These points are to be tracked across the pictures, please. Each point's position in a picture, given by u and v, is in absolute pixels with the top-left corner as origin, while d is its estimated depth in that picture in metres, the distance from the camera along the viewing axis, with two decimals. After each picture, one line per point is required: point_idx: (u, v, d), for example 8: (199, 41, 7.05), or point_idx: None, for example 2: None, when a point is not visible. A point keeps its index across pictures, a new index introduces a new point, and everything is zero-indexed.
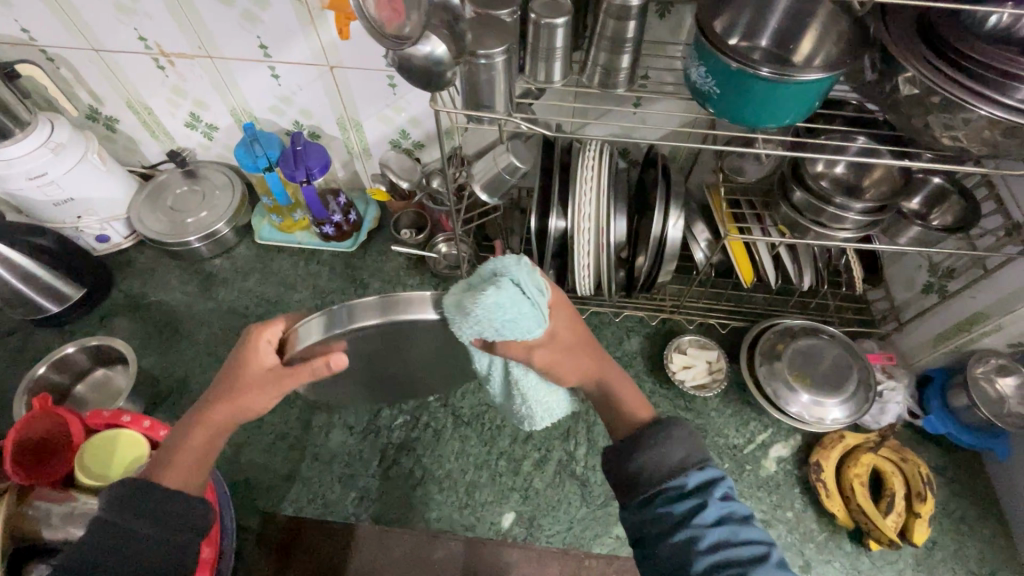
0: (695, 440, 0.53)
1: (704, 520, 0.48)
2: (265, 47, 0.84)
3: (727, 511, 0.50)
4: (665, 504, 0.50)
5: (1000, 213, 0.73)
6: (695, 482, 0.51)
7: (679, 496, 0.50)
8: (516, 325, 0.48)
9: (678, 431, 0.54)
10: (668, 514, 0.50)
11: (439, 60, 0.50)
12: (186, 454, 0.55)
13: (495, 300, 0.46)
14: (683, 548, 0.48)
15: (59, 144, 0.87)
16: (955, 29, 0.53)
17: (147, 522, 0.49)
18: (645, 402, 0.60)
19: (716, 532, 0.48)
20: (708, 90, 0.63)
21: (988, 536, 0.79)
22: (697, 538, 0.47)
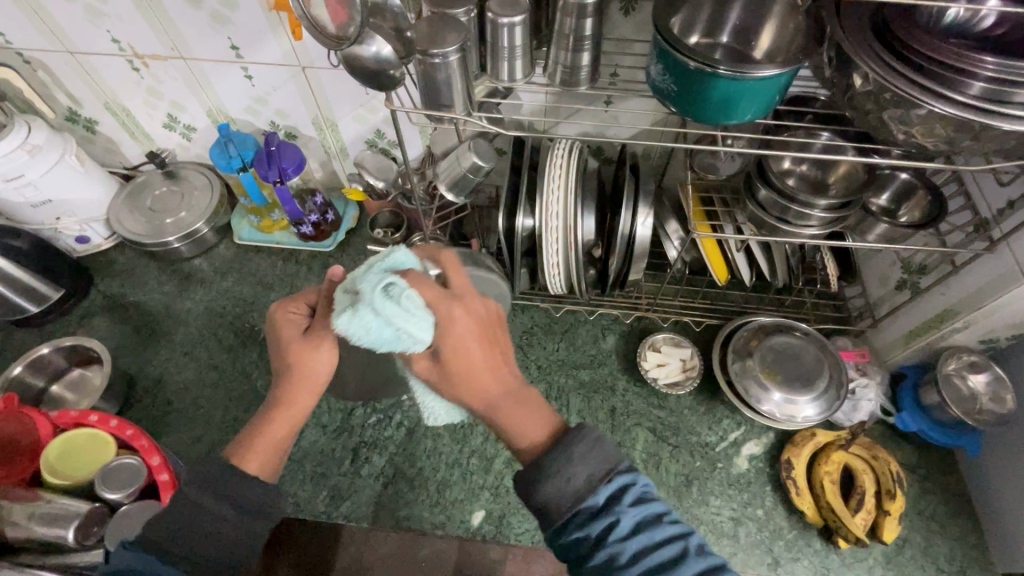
0: (603, 443, 0.48)
1: (619, 533, 0.45)
2: (236, 48, 0.85)
3: (642, 516, 0.46)
4: (580, 528, 0.46)
5: (968, 209, 0.73)
6: (603, 497, 0.47)
7: (593, 514, 0.46)
8: (388, 338, 0.49)
9: (582, 445, 0.48)
10: (584, 538, 0.46)
11: (387, 60, 0.54)
12: (266, 439, 0.55)
13: (353, 321, 0.48)
14: (606, 570, 0.44)
15: (36, 147, 0.87)
16: (906, 25, 0.52)
17: (228, 506, 0.49)
18: (543, 430, 0.52)
19: (634, 544, 0.44)
20: (666, 88, 0.63)
21: (959, 535, 0.78)
22: (617, 555, 0.44)
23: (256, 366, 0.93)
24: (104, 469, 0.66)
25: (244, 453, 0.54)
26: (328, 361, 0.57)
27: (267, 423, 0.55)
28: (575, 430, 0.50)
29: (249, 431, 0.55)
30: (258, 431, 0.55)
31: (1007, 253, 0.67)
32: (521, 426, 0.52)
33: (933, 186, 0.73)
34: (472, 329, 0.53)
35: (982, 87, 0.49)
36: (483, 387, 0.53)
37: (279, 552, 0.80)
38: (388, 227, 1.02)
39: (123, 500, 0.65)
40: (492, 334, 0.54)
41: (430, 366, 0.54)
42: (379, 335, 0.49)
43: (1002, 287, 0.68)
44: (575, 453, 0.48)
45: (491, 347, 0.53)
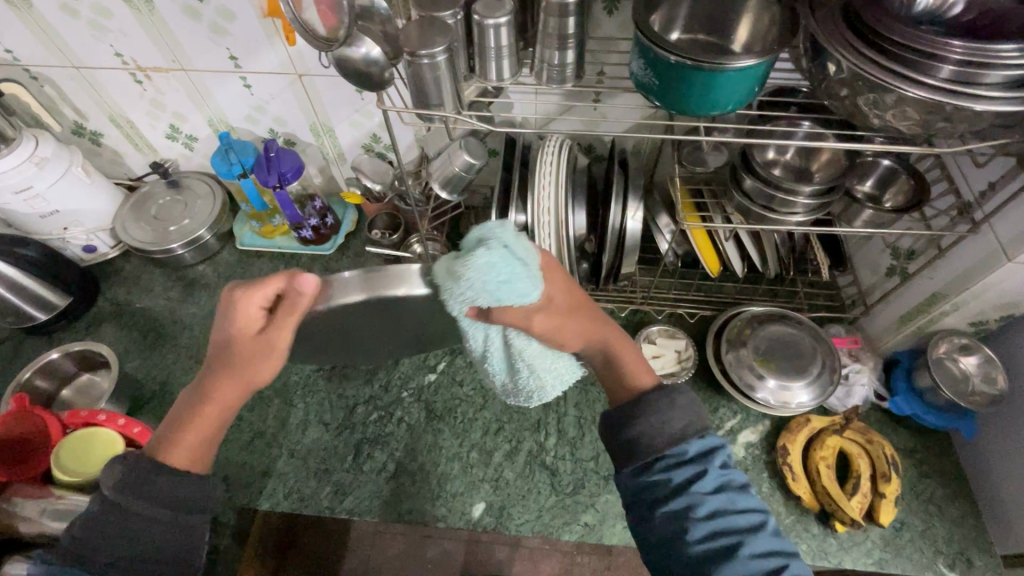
0: (700, 410, 0.57)
1: (706, 487, 0.53)
2: (235, 58, 0.87)
3: (725, 478, 0.54)
4: (664, 472, 0.54)
5: (952, 193, 0.75)
6: (696, 450, 0.55)
7: (683, 464, 0.54)
8: (512, 286, 0.49)
9: (681, 402, 0.57)
10: (667, 480, 0.53)
11: (376, 60, 0.57)
12: (190, 433, 0.56)
13: (481, 260, 0.48)
14: (681, 513, 0.52)
15: (43, 158, 0.90)
16: (876, 14, 0.54)
17: (158, 507, 0.53)
18: (650, 371, 0.62)
19: (715, 498, 0.52)
20: (648, 83, 0.64)
21: (957, 517, 0.79)
22: (695, 504, 0.52)
23: None
24: None
25: (169, 447, 0.56)
26: (271, 361, 0.55)
27: (192, 420, 0.56)
28: (672, 387, 0.59)
29: (180, 419, 0.56)
30: (189, 423, 0.56)
31: (989, 234, 0.68)
32: (635, 364, 0.61)
33: (915, 170, 0.75)
34: (556, 273, 0.57)
35: (951, 70, 0.51)
36: (589, 327, 0.60)
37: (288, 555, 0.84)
38: (386, 228, 1.05)
39: None
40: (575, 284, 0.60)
41: (547, 318, 0.56)
42: (501, 284, 0.49)
43: (987, 268, 0.69)
44: (673, 404, 0.57)
45: (581, 298, 0.60)
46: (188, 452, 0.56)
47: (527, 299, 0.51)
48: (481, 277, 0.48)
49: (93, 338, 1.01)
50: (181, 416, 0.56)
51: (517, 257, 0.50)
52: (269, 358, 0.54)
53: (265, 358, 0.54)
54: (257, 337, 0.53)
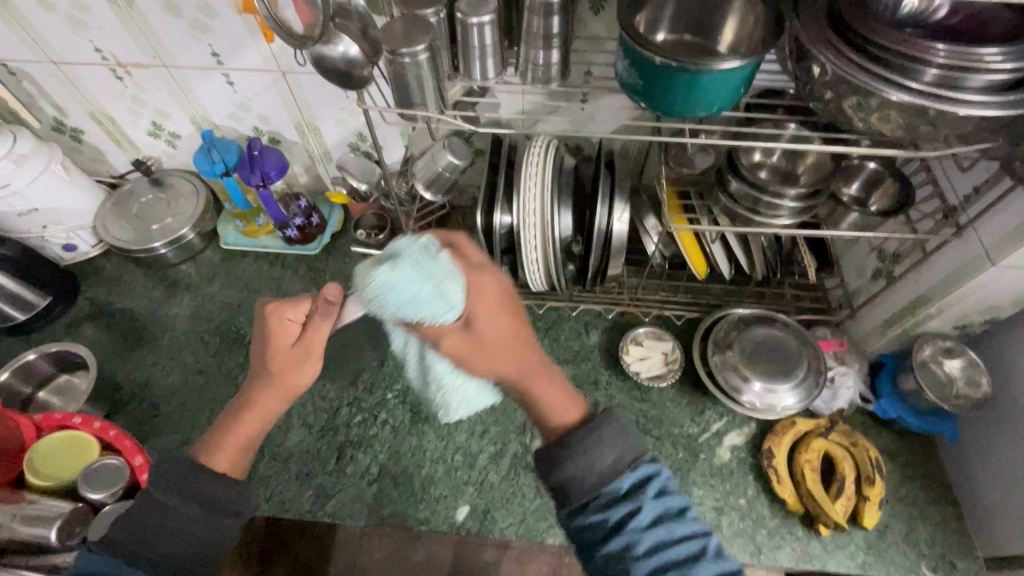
0: (626, 435, 0.53)
1: (642, 522, 0.50)
2: (217, 55, 0.86)
3: (662, 509, 0.51)
4: (599, 513, 0.51)
5: (937, 197, 0.75)
6: (628, 483, 0.51)
7: (616, 500, 0.51)
8: (420, 305, 0.49)
9: (609, 431, 0.53)
10: (602, 522, 0.50)
11: (353, 58, 0.57)
12: (231, 442, 0.59)
13: (386, 278, 0.49)
14: (620, 556, 0.49)
15: (20, 155, 0.88)
16: (861, 17, 0.54)
17: (195, 506, 0.53)
18: (576, 401, 0.57)
19: (651, 534, 0.49)
20: (632, 84, 0.64)
21: (940, 520, 0.79)
22: (633, 544, 0.49)
23: (242, 369, 0.94)
24: (87, 470, 0.68)
25: (213, 452, 0.58)
26: (307, 371, 0.58)
27: (233, 425, 0.59)
28: (599, 414, 0.54)
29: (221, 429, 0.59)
30: (228, 429, 0.59)
31: (973, 239, 0.68)
32: (556, 400, 0.56)
33: (901, 173, 0.75)
34: (483, 297, 0.53)
35: (935, 73, 0.51)
36: (509, 355, 0.56)
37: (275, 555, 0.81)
38: (371, 228, 1.02)
39: (106, 500, 0.66)
40: (512, 306, 0.57)
41: (460, 339, 0.54)
42: (408, 305, 0.49)
43: (971, 272, 0.69)
44: (599, 434, 0.53)
45: (513, 324, 0.56)
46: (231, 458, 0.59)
47: (438, 318, 0.50)
48: (386, 296, 0.48)
49: (72, 338, 0.99)
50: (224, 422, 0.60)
51: (428, 274, 0.49)
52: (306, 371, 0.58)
53: (303, 370, 0.58)
54: (304, 352, 0.57)
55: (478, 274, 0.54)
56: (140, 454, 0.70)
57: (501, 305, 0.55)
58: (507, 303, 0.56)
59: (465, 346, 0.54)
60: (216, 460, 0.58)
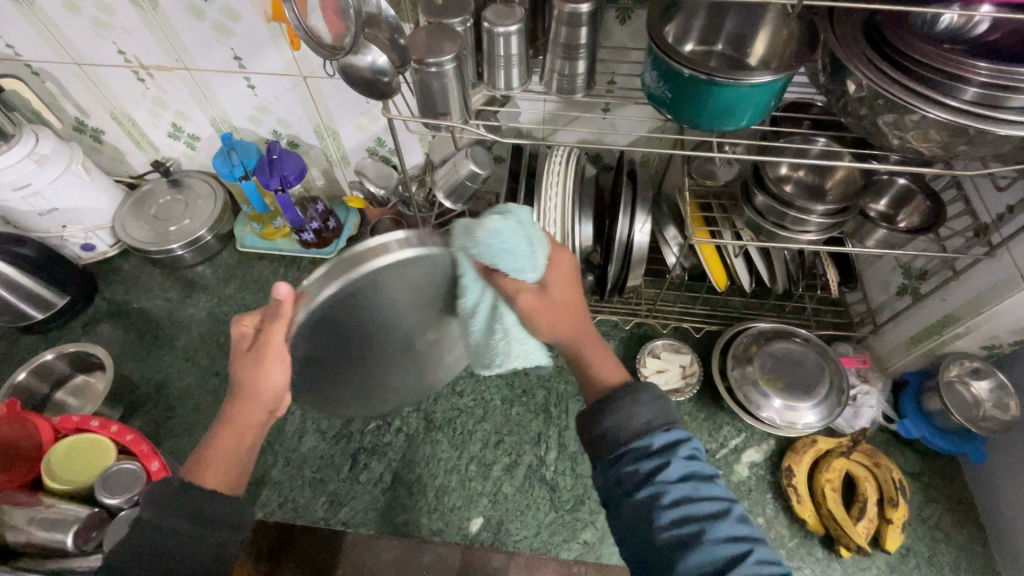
0: (665, 400, 0.51)
1: (668, 476, 0.47)
2: (239, 59, 0.86)
3: (692, 469, 0.48)
4: (632, 464, 0.48)
5: (968, 215, 0.73)
6: (661, 442, 0.49)
7: (647, 455, 0.48)
8: (519, 261, 0.51)
9: (647, 393, 0.50)
10: (633, 472, 0.48)
11: (381, 69, 0.56)
12: (216, 463, 0.54)
13: (501, 226, 0.51)
14: (646, 505, 0.46)
15: (43, 156, 0.88)
16: (899, 32, 0.52)
17: (183, 521, 0.50)
18: (619, 370, 0.56)
19: (680, 489, 0.46)
20: (660, 95, 0.63)
21: (964, 544, 0.77)
22: (661, 494, 0.46)
23: None
24: (104, 474, 0.68)
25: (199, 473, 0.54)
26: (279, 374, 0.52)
27: (213, 438, 0.55)
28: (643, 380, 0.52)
29: (206, 450, 0.55)
30: (214, 445, 0.55)
31: (1006, 258, 0.67)
32: (603, 360, 0.56)
33: (931, 190, 0.74)
34: (563, 270, 0.57)
35: (976, 92, 0.49)
36: (570, 323, 0.56)
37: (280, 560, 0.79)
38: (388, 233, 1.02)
39: (122, 505, 0.66)
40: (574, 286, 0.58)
41: (533, 297, 0.54)
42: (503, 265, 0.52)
43: (1002, 291, 0.68)
44: (640, 397, 0.50)
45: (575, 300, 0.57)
46: (219, 474, 0.54)
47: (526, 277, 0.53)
48: (489, 238, 0.49)
49: (90, 338, 1.00)
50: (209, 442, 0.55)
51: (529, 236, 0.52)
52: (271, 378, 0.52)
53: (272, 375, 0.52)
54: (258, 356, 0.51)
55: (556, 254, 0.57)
56: (157, 459, 0.70)
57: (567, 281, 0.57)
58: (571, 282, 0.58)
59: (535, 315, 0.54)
60: (206, 478, 0.54)
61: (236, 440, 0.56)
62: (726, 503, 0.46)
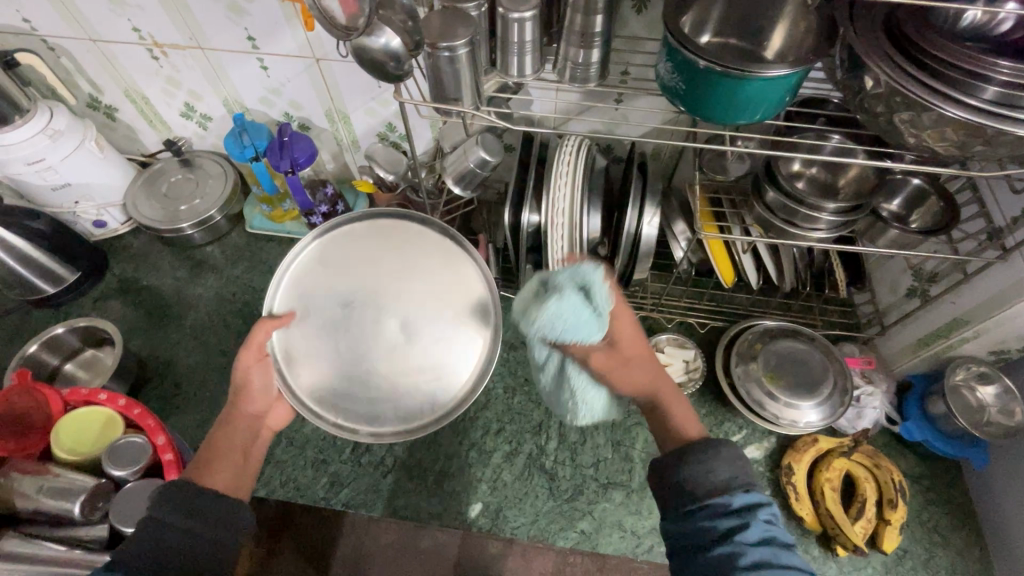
0: (748, 464, 0.51)
1: (748, 537, 0.46)
2: (253, 39, 0.86)
3: (770, 535, 0.47)
4: (708, 520, 0.48)
5: (981, 217, 0.72)
6: (738, 502, 0.48)
7: (723, 513, 0.48)
8: (580, 327, 0.51)
9: (729, 454, 0.51)
10: (710, 529, 0.48)
11: (394, 52, 0.55)
12: (220, 460, 0.60)
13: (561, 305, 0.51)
14: (718, 564, 0.46)
15: (58, 131, 0.89)
16: (920, 28, 0.51)
17: (184, 516, 0.52)
18: (702, 426, 0.57)
19: (757, 552, 0.45)
20: (674, 87, 0.62)
21: (962, 548, 0.77)
22: (738, 554, 0.45)
23: None
24: (111, 446, 0.69)
25: (201, 474, 0.58)
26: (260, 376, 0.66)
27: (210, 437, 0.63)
28: (723, 439, 0.52)
29: (208, 453, 0.61)
30: (216, 450, 0.61)
31: (1019, 262, 0.66)
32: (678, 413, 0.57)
33: (946, 192, 0.73)
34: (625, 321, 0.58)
35: (996, 91, 0.48)
36: (647, 371, 0.58)
37: (280, 538, 0.80)
38: None
39: (128, 477, 0.68)
40: (644, 340, 0.60)
41: (603, 356, 0.56)
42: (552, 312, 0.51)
43: (1013, 297, 0.67)
44: (719, 452, 0.51)
45: (650, 354, 0.59)
46: (222, 475, 0.59)
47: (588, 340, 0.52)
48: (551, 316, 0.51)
49: (99, 314, 1.01)
50: (210, 445, 0.62)
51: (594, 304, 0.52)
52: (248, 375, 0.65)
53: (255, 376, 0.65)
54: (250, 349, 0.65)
55: (624, 314, 0.58)
56: (163, 434, 0.71)
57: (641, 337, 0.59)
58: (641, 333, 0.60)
59: (618, 368, 0.57)
60: (205, 479, 0.58)
61: (233, 445, 0.62)
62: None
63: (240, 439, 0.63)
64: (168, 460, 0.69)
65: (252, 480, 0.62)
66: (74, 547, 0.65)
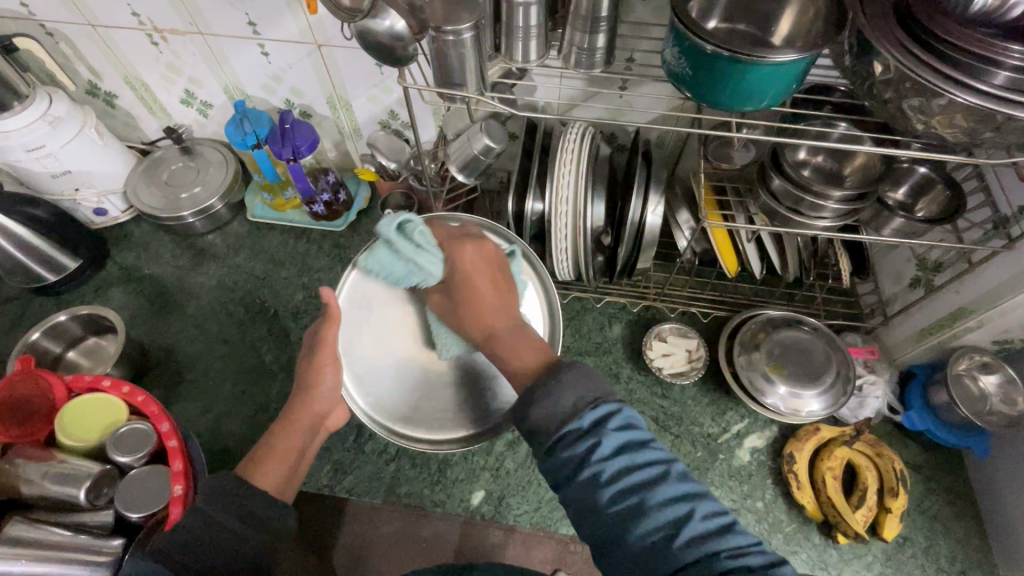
0: (589, 376, 0.48)
1: (602, 452, 0.44)
2: (254, 24, 0.85)
3: (625, 441, 0.45)
4: (565, 450, 0.45)
5: (988, 206, 0.72)
6: (588, 420, 0.46)
7: (578, 437, 0.45)
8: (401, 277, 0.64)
9: (571, 375, 0.48)
10: (570, 458, 0.45)
11: (399, 35, 0.54)
12: (276, 460, 0.61)
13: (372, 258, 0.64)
14: (587, 487, 0.44)
15: (57, 118, 0.88)
16: (933, 12, 0.51)
17: (234, 519, 0.52)
18: (540, 354, 0.55)
19: (616, 464, 0.44)
20: (681, 73, 0.61)
21: (962, 536, 0.78)
22: (599, 474, 0.44)
23: (265, 341, 0.95)
24: (115, 433, 0.70)
25: (254, 473, 0.60)
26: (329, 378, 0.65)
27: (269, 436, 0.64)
28: (566, 362, 0.50)
29: (264, 452, 0.62)
30: (270, 449, 0.62)
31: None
32: (515, 347, 0.56)
33: (953, 180, 0.72)
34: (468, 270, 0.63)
35: (1007, 76, 0.48)
36: (484, 310, 0.61)
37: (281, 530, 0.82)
38: (399, 207, 1.02)
39: (133, 463, 0.69)
40: (497, 274, 0.64)
41: (444, 300, 0.65)
42: (382, 267, 0.64)
43: (1018, 286, 0.67)
44: (561, 379, 0.48)
45: (501, 290, 0.63)
46: (273, 478, 0.60)
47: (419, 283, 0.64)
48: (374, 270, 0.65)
49: (101, 302, 1.01)
50: (268, 442, 0.63)
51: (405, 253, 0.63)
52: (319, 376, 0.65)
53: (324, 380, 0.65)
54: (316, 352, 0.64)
55: (460, 244, 0.64)
56: (166, 421, 0.71)
57: (489, 272, 0.64)
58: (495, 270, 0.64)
59: (456, 304, 0.62)
60: (259, 479, 0.59)
61: (290, 445, 0.63)
62: (664, 465, 0.44)
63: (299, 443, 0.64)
64: (171, 448, 0.69)
65: (295, 484, 0.64)
66: (78, 532, 0.65)
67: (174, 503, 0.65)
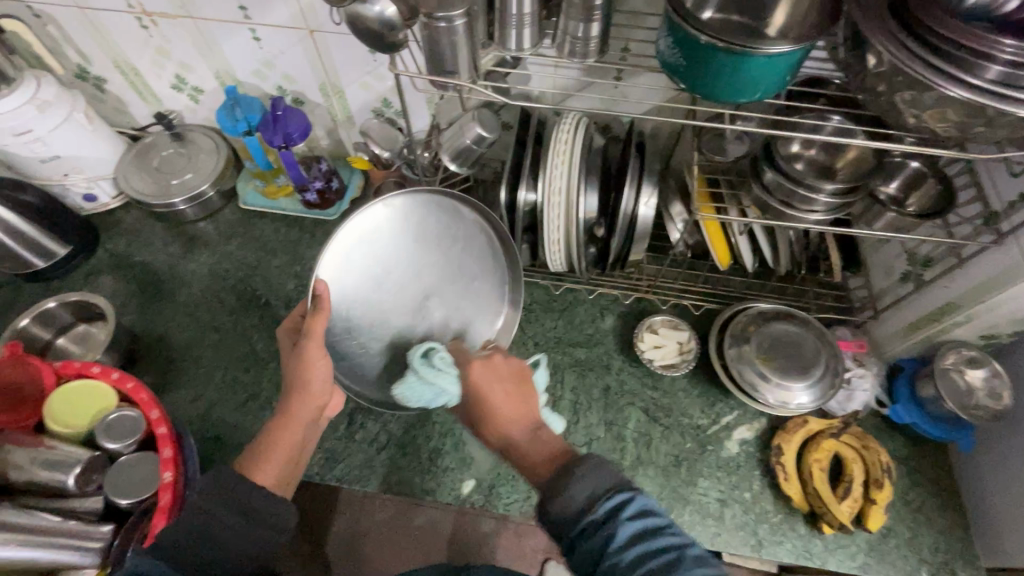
0: (604, 465, 0.49)
1: (618, 542, 0.45)
2: (244, 9, 0.84)
3: (640, 529, 0.45)
4: (587, 540, 0.46)
5: (978, 201, 0.72)
6: (603, 511, 0.47)
7: (598, 525, 0.46)
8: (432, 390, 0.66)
9: (585, 466, 0.49)
10: (592, 547, 0.46)
11: (389, 20, 0.54)
12: (273, 456, 0.61)
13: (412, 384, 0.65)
14: None
15: (45, 101, 0.87)
16: (926, 4, 0.50)
17: (234, 516, 0.52)
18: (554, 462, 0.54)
19: (636, 552, 0.44)
20: (674, 64, 0.61)
21: (945, 528, 0.79)
22: (619, 563, 0.44)
23: (257, 329, 0.95)
24: (105, 420, 0.70)
25: (256, 468, 0.60)
26: (324, 365, 0.62)
27: (269, 435, 0.62)
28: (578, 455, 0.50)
29: (262, 445, 0.62)
30: (268, 445, 0.62)
31: (1013, 248, 0.66)
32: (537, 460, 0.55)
33: (944, 175, 0.73)
34: (493, 378, 0.62)
35: (999, 70, 0.47)
36: (513, 418, 0.60)
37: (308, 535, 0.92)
38: None
39: (123, 450, 0.69)
40: (517, 382, 0.63)
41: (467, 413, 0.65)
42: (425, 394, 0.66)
43: (1004, 282, 0.67)
44: (581, 468, 0.49)
45: (511, 395, 0.61)
46: (273, 471, 0.61)
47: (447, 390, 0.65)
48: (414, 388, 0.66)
49: (91, 288, 1.00)
50: (268, 437, 0.62)
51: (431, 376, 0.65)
52: (313, 368, 0.62)
53: (318, 370, 0.62)
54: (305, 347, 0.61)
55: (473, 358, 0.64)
56: (157, 408, 0.71)
57: (510, 381, 0.62)
58: (517, 378, 0.63)
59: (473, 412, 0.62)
60: (258, 475, 0.60)
61: (290, 440, 0.63)
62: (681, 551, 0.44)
63: (300, 437, 0.64)
64: (162, 434, 0.69)
65: (295, 475, 0.65)
66: (68, 518, 0.66)
67: (163, 489, 0.65)
